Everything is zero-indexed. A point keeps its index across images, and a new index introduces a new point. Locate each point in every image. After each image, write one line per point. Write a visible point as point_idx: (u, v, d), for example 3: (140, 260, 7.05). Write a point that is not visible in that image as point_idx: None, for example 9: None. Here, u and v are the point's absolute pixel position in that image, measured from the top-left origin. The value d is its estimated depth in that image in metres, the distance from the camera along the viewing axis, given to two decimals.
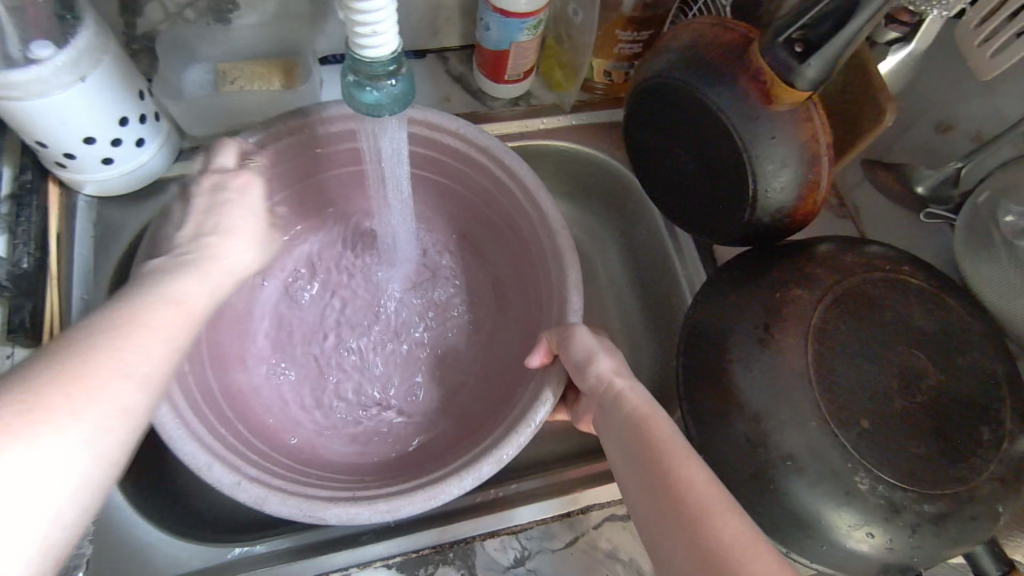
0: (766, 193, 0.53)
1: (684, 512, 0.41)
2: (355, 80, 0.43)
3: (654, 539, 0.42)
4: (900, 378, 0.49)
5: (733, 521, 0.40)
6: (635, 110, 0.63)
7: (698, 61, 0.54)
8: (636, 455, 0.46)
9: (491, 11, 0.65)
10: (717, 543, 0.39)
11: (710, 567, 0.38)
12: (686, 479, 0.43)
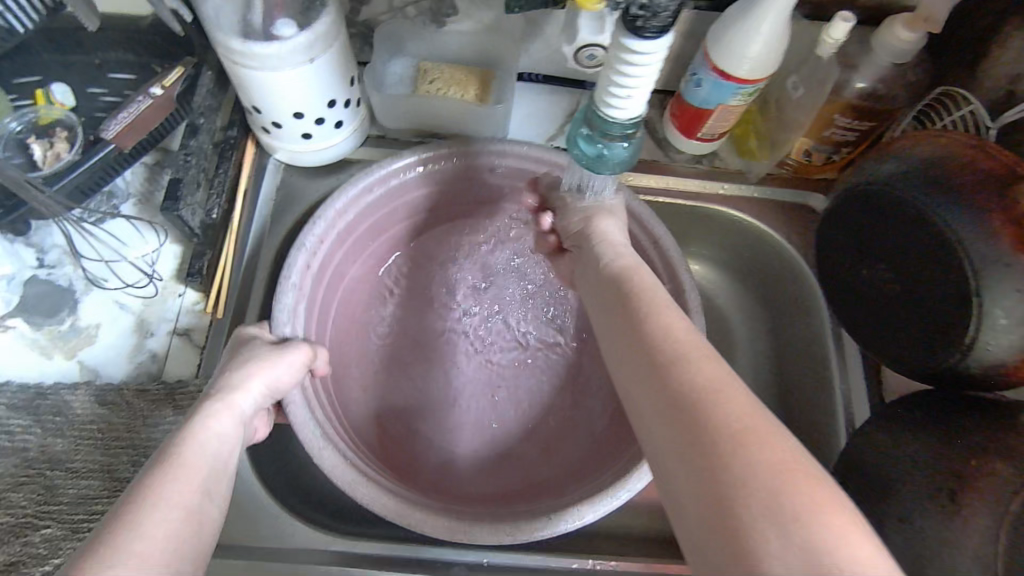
0: (987, 345, 0.47)
1: (708, 448, 0.34)
2: (587, 133, 0.42)
3: (666, 469, 0.36)
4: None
5: (757, 451, 0.33)
6: (845, 212, 0.58)
7: (943, 182, 0.49)
8: (648, 369, 0.39)
9: (708, 70, 0.61)
10: (753, 479, 0.32)
11: (719, 499, 0.33)
12: (709, 388, 0.36)
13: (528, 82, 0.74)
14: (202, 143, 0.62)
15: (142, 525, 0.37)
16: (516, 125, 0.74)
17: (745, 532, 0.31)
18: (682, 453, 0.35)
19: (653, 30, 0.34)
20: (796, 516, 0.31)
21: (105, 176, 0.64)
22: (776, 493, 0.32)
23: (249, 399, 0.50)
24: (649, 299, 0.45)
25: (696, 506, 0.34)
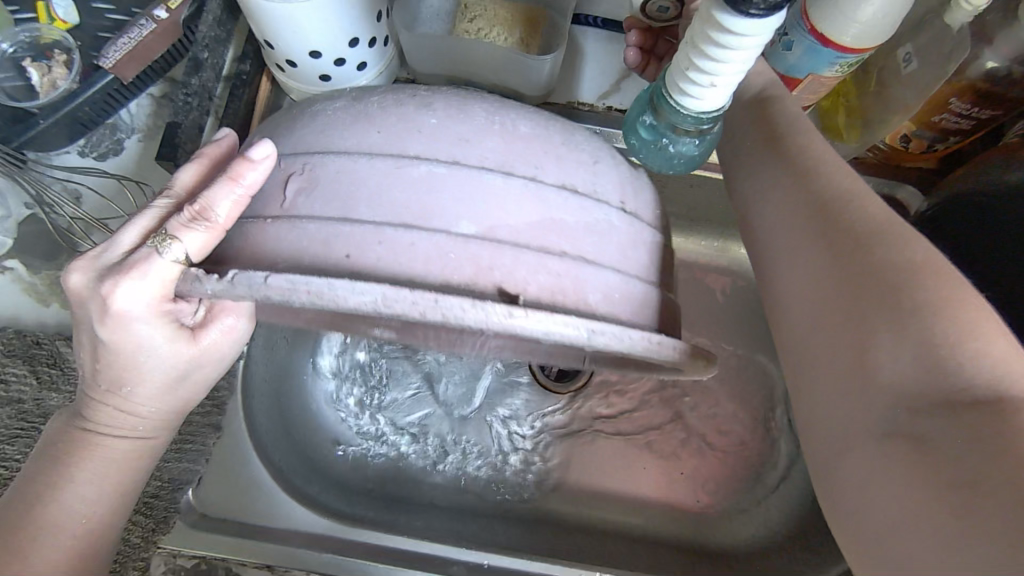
0: None
1: (887, 305, 0.34)
2: (651, 125, 0.34)
3: (811, 321, 0.37)
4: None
5: (981, 346, 0.32)
6: (959, 219, 0.54)
7: None
8: (820, 231, 0.37)
9: (805, 31, 0.50)
10: (913, 337, 0.33)
11: (858, 379, 0.35)
12: (890, 250, 0.35)
13: (584, 27, 0.64)
14: (206, 81, 0.56)
15: (75, 527, 0.38)
16: (567, 75, 0.63)
17: (884, 392, 0.34)
18: (822, 275, 0.37)
19: (760, 7, 0.25)
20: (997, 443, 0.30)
21: (106, 108, 0.59)
22: (941, 368, 0.32)
23: (176, 390, 0.41)
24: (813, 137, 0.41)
25: (834, 363, 0.36)
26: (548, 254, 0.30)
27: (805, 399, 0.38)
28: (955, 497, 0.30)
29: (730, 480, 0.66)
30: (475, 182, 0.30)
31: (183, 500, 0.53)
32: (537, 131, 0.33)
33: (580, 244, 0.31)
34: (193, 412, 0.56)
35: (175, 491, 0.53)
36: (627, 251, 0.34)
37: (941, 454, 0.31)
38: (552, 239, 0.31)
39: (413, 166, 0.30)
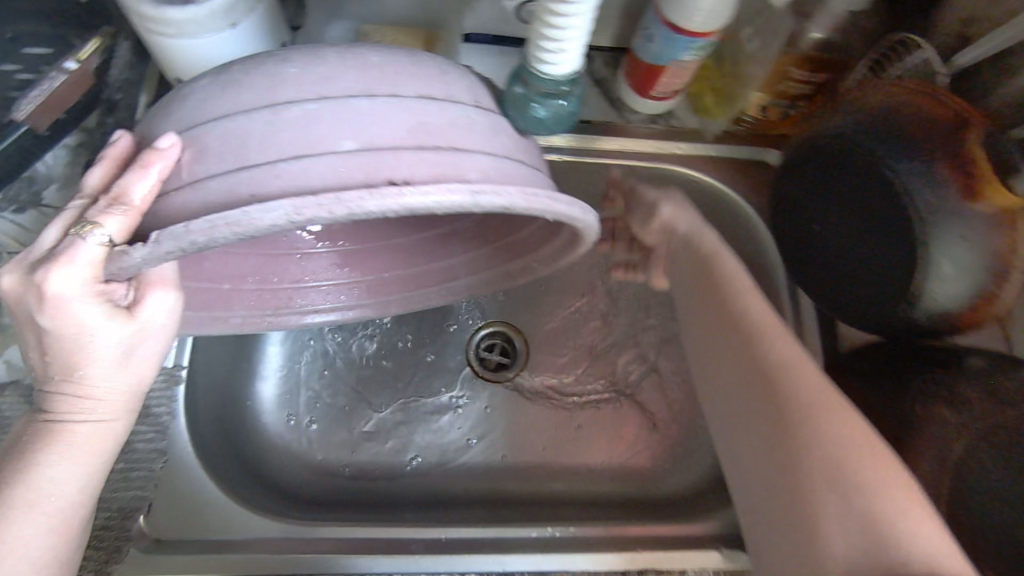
0: (929, 294, 0.48)
1: (767, 377, 0.46)
2: (524, 94, 0.41)
3: (728, 393, 0.49)
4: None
5: (839, 426, 0.42)
6: (795, 163, 0.58)
7: (894, 130, 0.48)
8: (730, 325, 0.50)
9: (660, 23, 0.59)
10: (790, 403, 0.44)
11: (769, 438, 0.45)
12: (773, 342, 0.47)
13: (477, 43, 0.71)
14: (124, 119, 0.60)
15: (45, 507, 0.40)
16: None
17: (798, 452, 0.42)
18: (735, 361, 0.49)
19: None
20: (856, 485, 0.39)
21: (22, 161, 0.60)
22: (812, 419, 0.43)
23: (133, 370, 0.42)
24: (719, 249, 0.55)
25: (749, 429, 0.46)
26: (425, 149, 0.34)
27: (720, 435, 0.50)
28: (820, 522, 0.40)
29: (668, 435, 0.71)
30: (347, 110, 0.34)
31: (134, 528, 0.53)
32: (386, 59, 0.37)
33: (459, 143, 0.35)
34: (137, 440, 0.55)
35: (126, 520, 0.53)
36: (503, 148, 0.38)
37: (807, 474, 0.42)
38: (435, 143, 0.35)
39: (291, 111, 0.34)
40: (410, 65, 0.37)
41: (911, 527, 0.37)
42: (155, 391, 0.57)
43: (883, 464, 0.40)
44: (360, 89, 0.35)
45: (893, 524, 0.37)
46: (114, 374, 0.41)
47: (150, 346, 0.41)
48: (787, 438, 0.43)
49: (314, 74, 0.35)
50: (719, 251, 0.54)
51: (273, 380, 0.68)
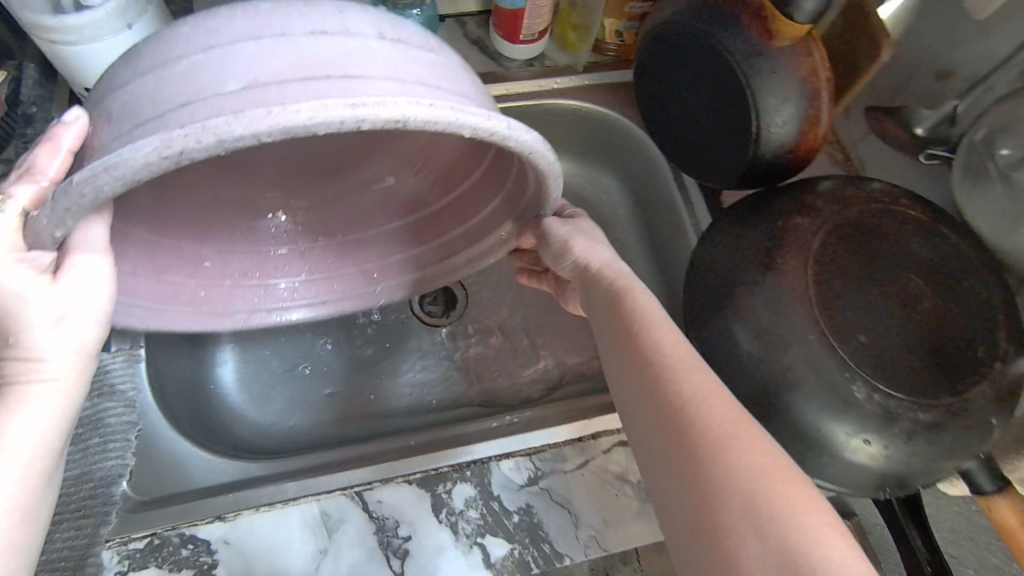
0: (769, 129, 0.57)
1: (656, 373, 0.46)
2: None
3: (626, 389, 0.48)
4: (927, 318, 0.52)
5: (728, 413, 0.42)
6: (646, 61, 0.67)
7: (703, 5, 0.58)
8: (620, 339, 0.50)
9: None
10: (681, 396, 0.44)
11: (665, 423, 0.43)
12: (660, 341, 0.47)
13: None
14: (42, 133, 0.64)
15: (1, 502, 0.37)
16: None
17: (700, 440, 0.41)
18: (626, 355, 0.49)
19: None
20: (784, 534, 0.36)
21: None
22: (692, 412, 0.42)
23: (76, 334, 0.39)
24: (634, 287, 0.53)
25: (651, 422, 0.45)
26: (318, 78, 0.28)
27: (631, 428, 0.47)
28: (719, 522, 0.38)
29: None
30: (238, 52, 0.30)
31: (118, 493, 0.56)
32: (278, 4, 0.32)
33: (367, 69, 0.30)
34: (108, 416, 0.58)
35: (110, 486, 0.56)
36: (430, 74, 0.33)
37: (703, 467, 0.40)
38: (336, 68, 0.29)
39: (185, 61, 0.30)
40: (306, 4, 0.33)
41: (832, 548, 0.36)
42: (118, 370, 0.60)
43: (762, 450, 0.40)
44: (255, 29, 0.31)
45: (782, 519, 0.37)
46: (58, 341, 0.38)
47: (88, 310, 0.38)
48: (680, 433, 0.42)
49: (210, 28, 0.31)
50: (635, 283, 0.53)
51: (232, 367, 0.71)
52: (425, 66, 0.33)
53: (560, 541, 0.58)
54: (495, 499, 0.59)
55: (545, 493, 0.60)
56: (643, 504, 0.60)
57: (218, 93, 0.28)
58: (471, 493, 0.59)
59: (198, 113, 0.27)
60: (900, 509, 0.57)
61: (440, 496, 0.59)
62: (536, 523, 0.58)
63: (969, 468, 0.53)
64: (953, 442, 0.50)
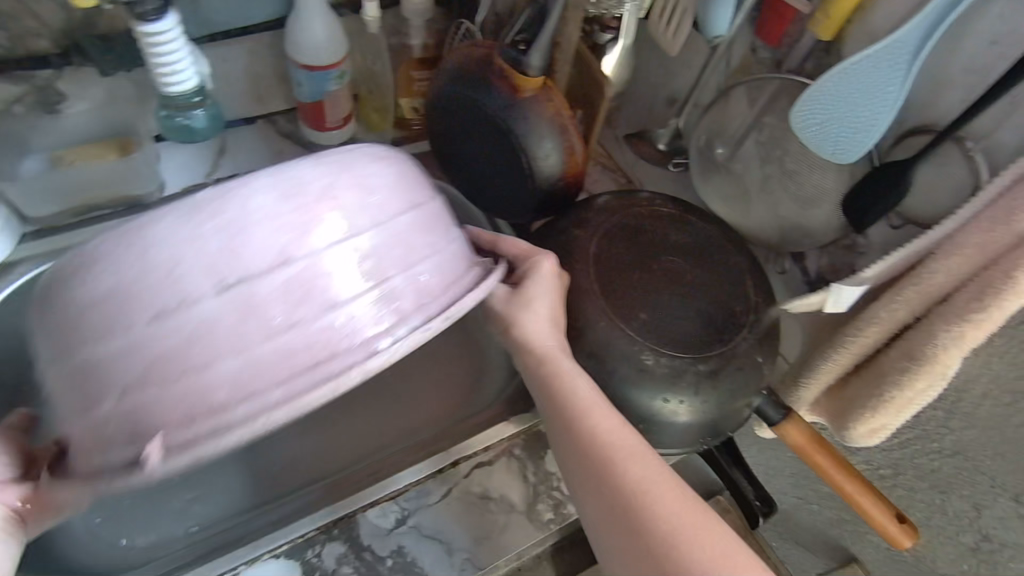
0: (537, 162, 0.67)
1: (580, 430, 0.53)
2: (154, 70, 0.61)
3: (555, 439, 0.55)
4: (728, 317, 0.63)
5: (639, 465, 0.51)
6: (432, 127, 0.76)
7: (462, 74, 0.69)
8: (543, 396, 0.55)
9: (299, 69, 0.77)
10: (605, 448, 0.51)
11: (593, 472, 0.51)
12: (604, 433, 0.52)
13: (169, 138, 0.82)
14: None
15: None
16: (173, 173, 0.81)
17: (620, 487, 0.50)
18: (551, 412, 0.54)
19: (152, 13, 0.56)
20: (683, 560, 0.47)
21: None
22: (647, 512, 0.49)
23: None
24: (558, 362, 0.55)
25: (579, 469, 0.52)
26: (182, 387, 0.37)
27: (566, 474, 0.54)
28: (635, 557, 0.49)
29: None
30: (214, 303, 0.37)
31: None
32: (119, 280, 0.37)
33: (332, 298, 0.39)
34: None
35: None
36: (382, 262, 0.40)
37: (663, 568, 0.47)
38: (296, 324, 0.38)
39: (140, 322, 0.37)
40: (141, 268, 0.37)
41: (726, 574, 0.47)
42: None
43: (710, 536, 0.48)
44: (218, 273, 0.37)
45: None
46: None
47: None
48: (638, 533, 0.49)
49: (169, 256, 0.37)
50: (559, 359, 0.55)
51: None
52: (370, 255, 0.40)
53: (436, 572, 0.61)
54: (365, 549, 0.61)
55: (413, 531, 0.62)
56: (510, 514, 0.64)
57: (206, 373, 0.37)
58: (341, 550, 0.61)
59: (162, 433, 0.37)
60: (723, 456, 0.68)
61: (311, 561, 0.60)
62: (410, 561, 0.61)
63: (757, 404, 0.64)
64: (731, 382, 0.60)
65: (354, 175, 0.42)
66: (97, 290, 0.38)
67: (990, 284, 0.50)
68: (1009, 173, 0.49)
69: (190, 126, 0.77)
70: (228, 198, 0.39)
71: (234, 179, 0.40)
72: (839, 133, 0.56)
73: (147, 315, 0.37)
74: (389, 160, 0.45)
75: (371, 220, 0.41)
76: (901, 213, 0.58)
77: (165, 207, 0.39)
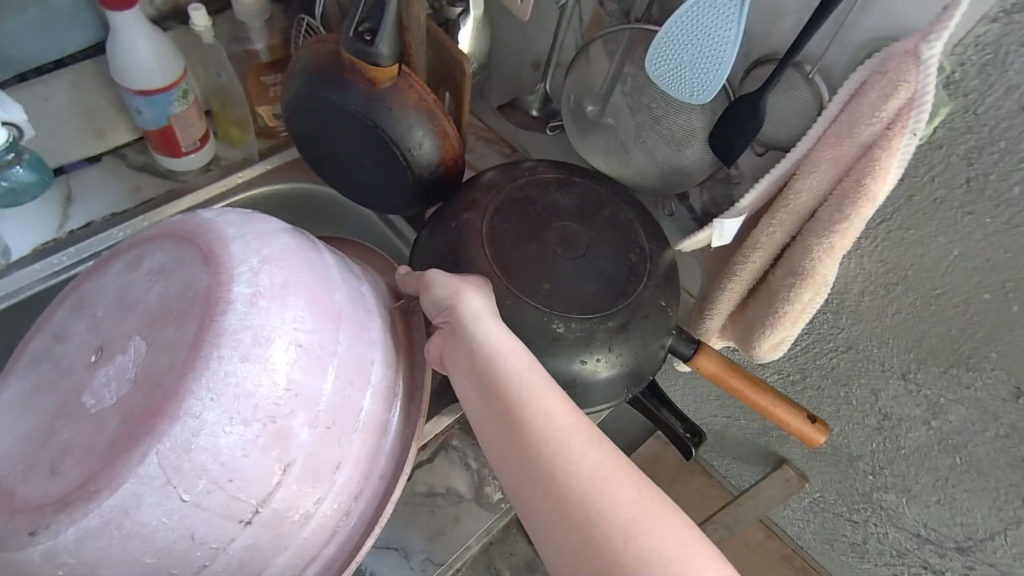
0: (411, 152, 0.65)
1: (510, 415, 0.45)
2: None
3: (484, 426, 0.47)
4: (631, 268, 0.64)
5: (590, 454, 0.43)
6: (295, 132, 0.72)
7: (314, 74, 0.65)
8: (472, 380, 0.48)
9: (133, 95, 0.70)
10: (545, 436, 0.44)
11: (528, 461, 0.43)
12: (548, 416, 0.45)
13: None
14: None
15: None
16: (16, 233, 0.73)
17: (560, 480, 0.42)
18: (480, 396, 0.48)
19: None
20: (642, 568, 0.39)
21: None
22: (587, 506, 0.41)
23: None
24: (490, 344, 0.48)
25: (513, 460, 0.45)
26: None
27: (497, 465, 0.47)
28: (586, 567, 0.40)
29: None
30: (247, 517, 0.40)
31: None
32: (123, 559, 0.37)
33: (339, 459, 0.45)
34: None
35: None
36: (351, 403, 0.45)
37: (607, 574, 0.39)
38: (327, 487, 0.44)
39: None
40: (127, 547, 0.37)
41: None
42: None
43: (671, 532, 0.40)
44: (243, 504, 0.40)
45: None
46: None
47: None
48: (579, 532, 0.40)
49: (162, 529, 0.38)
50: (502, 347, 0.48)
51: None
52: (343, 407, 0.44)
53: None
54: None
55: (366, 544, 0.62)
56: (460, 505, 0.65)
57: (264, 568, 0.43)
58: None
59: None
60: (650, 399, 0.71)
61: None
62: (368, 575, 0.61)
63: (670, 343, 0.66)
64: (641, 330, 0.62)
65: (275, 336, 0.40)
66: (125, 573, 0.38)
67: (847, 194, 0.54)
68: (845, 90, 0.52)
69: (13, 189, 0.72)
70: (192, 451, 0.37)
71: (173, 436, 0.37)
72: (693, 79, 0.58)
73: (197, 561, 0.39)
74: (285, 280, 0.42)
75: (330, 389, 0.43)
76: (762, 141, 0.61)
77: (125, 487, 0.37)
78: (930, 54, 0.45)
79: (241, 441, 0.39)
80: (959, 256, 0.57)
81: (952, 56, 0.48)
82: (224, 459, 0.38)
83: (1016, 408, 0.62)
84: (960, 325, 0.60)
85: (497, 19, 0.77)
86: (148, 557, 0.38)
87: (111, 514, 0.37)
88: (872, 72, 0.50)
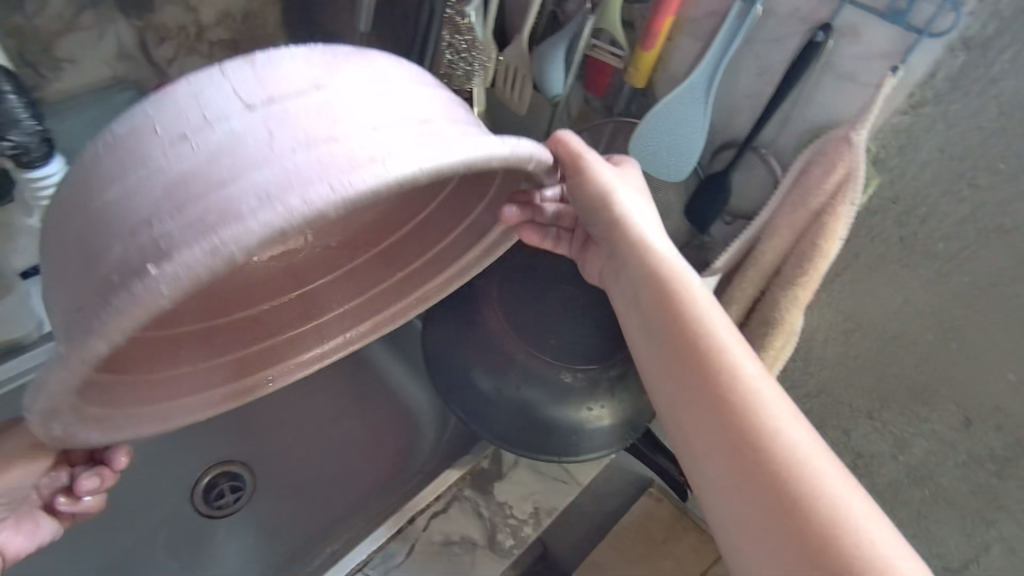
0: None
1: (704, 370, 0.45)
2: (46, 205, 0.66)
3: (661, 377, 0.47)
4: None
5: (788, 423, 0.43)
6: None
7: None
8: (654, 328, 0.48)
9: None
10: (745, 397, 0.44)
11: (719, 409, 0.44)
12: (745, 375, 0.45)
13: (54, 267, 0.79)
14: None
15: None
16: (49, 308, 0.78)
17: (758, 444, 0.42)
18: (665, 345, 0.47)
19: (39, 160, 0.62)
20: (849, 549, 0.39)
21: None
22: (790, 470, 0.41)
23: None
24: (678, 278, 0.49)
25: (702, 411, 0.44)
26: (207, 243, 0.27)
27: (670, 419, 0.47)
28: (787, 526, 0.40)
29: (390, 436, 0.88)
30: (248, 165, 0.30)
31: None
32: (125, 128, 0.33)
33: (412, 156, 0.30)
34: None
35: None
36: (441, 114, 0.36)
37: (799, 528, 0.40)
38: (350, 182, 0.29)
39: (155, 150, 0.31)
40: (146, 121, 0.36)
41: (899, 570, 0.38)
42: None
43: (875, 516, 0.40)
44: (252, 99, 0.32)
45: None
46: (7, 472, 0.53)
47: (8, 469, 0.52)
48: (780, 496, 0.41)
49: (187, 106, 0.32)
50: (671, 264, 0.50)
51: None
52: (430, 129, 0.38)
53: None
54: None
55: None
56: (475, 551, 0.69)
57: (225, 191, 0.29)
58: None
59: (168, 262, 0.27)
60: (646, 446, 0.77)
61: None
62: None
63: None
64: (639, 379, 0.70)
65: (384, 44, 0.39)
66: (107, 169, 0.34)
67: (806, 254, 0.64)
68: (794, 168, 0.63)
69: None
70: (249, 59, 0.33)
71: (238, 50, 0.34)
72: (669, 157, 0.69)
73: (170, 209, 0.29)
74: None
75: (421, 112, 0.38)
76: (729, 210, 0.72)
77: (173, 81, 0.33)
78: (859, 138, 0.57)
79: (290, 72, 0.33)
80: (903, 302, 0.67)
81: (875, 140, 0.60)
82: (258, 75, 0.32)
83: (969, 438, 0.70)
84: (913, 363, 0.70)
85: (494, 112, 0.89)
86: (140, 173, 0.31)
87: (140, 116, 0.33)
88: (814, 153, 0.61)
